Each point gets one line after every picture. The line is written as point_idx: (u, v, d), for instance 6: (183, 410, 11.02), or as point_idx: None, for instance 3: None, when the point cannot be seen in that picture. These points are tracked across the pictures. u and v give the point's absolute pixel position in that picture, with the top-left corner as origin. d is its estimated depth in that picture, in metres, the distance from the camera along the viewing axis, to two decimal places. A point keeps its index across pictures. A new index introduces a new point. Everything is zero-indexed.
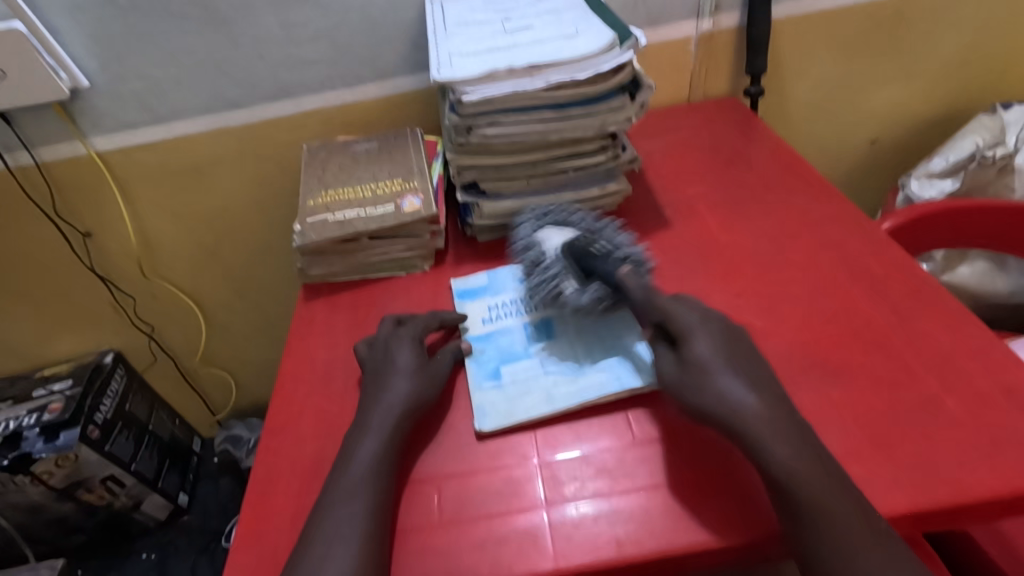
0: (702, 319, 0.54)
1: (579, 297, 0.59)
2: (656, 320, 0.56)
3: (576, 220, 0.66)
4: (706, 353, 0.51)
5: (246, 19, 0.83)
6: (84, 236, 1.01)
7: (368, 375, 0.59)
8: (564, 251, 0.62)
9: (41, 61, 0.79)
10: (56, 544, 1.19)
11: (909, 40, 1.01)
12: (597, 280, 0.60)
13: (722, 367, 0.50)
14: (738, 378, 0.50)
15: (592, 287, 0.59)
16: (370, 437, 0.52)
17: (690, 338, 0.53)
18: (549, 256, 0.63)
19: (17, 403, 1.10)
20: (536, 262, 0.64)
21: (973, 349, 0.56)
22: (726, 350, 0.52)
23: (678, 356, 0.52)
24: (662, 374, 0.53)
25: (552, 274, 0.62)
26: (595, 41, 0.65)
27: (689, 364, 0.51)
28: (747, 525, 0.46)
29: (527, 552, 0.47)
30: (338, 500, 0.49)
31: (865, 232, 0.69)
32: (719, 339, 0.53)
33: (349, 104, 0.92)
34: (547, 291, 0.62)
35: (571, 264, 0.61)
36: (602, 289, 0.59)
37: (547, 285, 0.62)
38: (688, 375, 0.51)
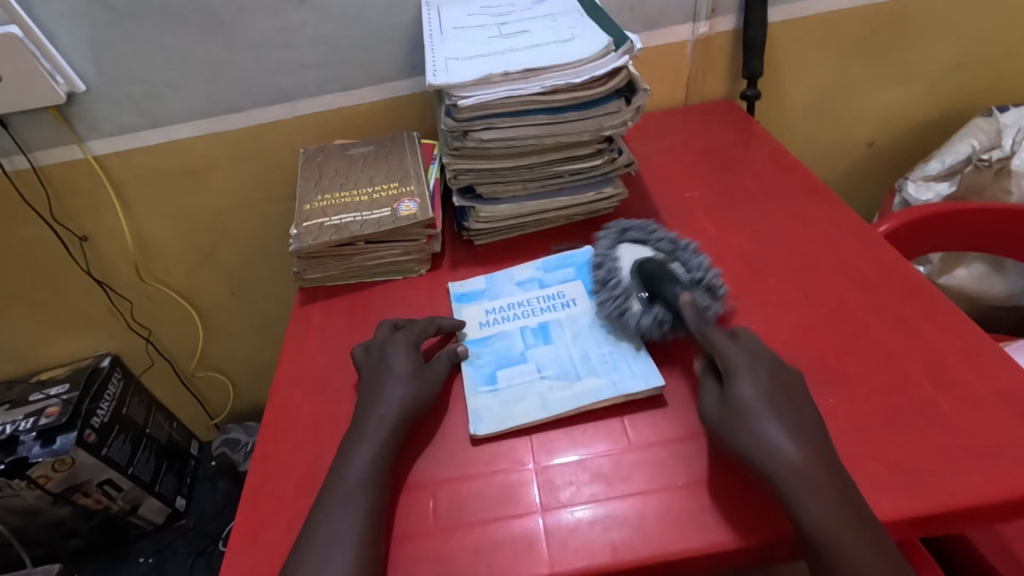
0: (751, 358, 0.52)
1: (640, 318, 0.59)
2: (711, 354, 0.54)
3: (653, 238, 0.66)
4: (751, 395, 0.49)
5: (242, 22, 0.83)
6: (80, 239, 1.01)
7: (365, 379, 0.59)
8: (636, 267, 0.62)
9: (38, 65, 0.79)
10: (52, 548, 1.19)
11: (906, 43, 1.01)
12: (661, 303, 0.59)
13: (767, 413, 0.48)
14: (781, 424, 0.47)
15: (654, 308, 0.59)
16: (366, 442, 0.52)
17: (736, 377, 0.51)
18: (619, 272, 0.63)
19: (13, 407, 1.10)
20: (604, 276, 0.64)
21: (968, 353, 0.56)
22: (772, 393, 0.49)
23: (722, 393, 0.51)
24: (705, 409, 0.51)
25: (615, 292, 0.62)
26: (590, 45, 0.66)
27: (732, 406, 0.49)
28: (744, 529, 0.46)
29: (523, 558, 0.47)
30: (333, 505, 0.49)
31: (861, 235, 0.69)
32: (766, 381, 0.50)
33: (346, 107, 0.92)
34: (610, 307, 0.62)
35: (641, 282, 0.61)
36: (664, 313, 0.58)
37: (612, 299, 0.62)
38: (731, 416, 0.49)
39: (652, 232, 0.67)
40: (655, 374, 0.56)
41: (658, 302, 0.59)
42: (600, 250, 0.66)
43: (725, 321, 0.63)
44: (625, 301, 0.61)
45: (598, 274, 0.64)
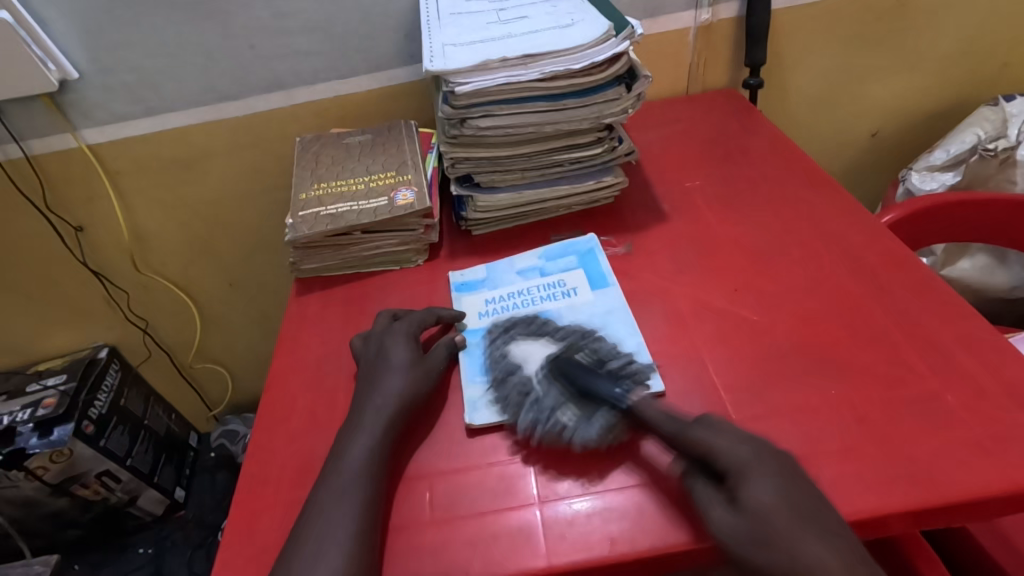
0: (744, 448, 0.45)
1: (586, 430, 0.50)
2: (693, 459, 0.46)
3: (547, 327, 0.60)
4: (769, 501, 0.42)
5: (237, 8, 0.82)
6: (75, 230, 1.00)
7: (363, 370, 0.59)
8: (551, 368, 0.54)
9: (29, 52, 0.78)
10: (51, 539, 1.19)
11: (911, 31, 0.99)
12: (598, 408, 0.51)
13: (796, 528, 0.41)
14: (816, 537, 0.40)
15: (594, 418, 0.51)
16: (363, 433, 0.52)
17: (746, 480, 0.43)
18: (533, 379, 0.54)
19: (10, 398, 1.09)
20: (518, 387, 0.54)
21: (973, 344, 0.55)
22: (790, 490, 0.43)
23: (730, 504, 0.43)
24: (715, 524, 0.43)
25: (543, 406, 0.52)
26: (590, 31, 0.64)
27: (747, 518, 0.42)
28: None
29: (520, 550, 0.46)
30: (330, 496, 0.48)
31: (865, 225, 0.68)
32: (780, 481, 0.43)
33: (343, 96, 0.91)
34: (543, 425, 0.51)
35: (564, 382, 0.54)
36: (608, 416, 0.51)
37: (539, 414, 0.52)
38: (755, 529, 0.41)
39: (541, 323, 0.60)
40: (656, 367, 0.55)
41: (596, 404, 0.52)
42: (497, 360, 0.57)
43: (726, 312, 0.62)
44: (556, 412, 0.52)
45: (509, 390, 0.54)
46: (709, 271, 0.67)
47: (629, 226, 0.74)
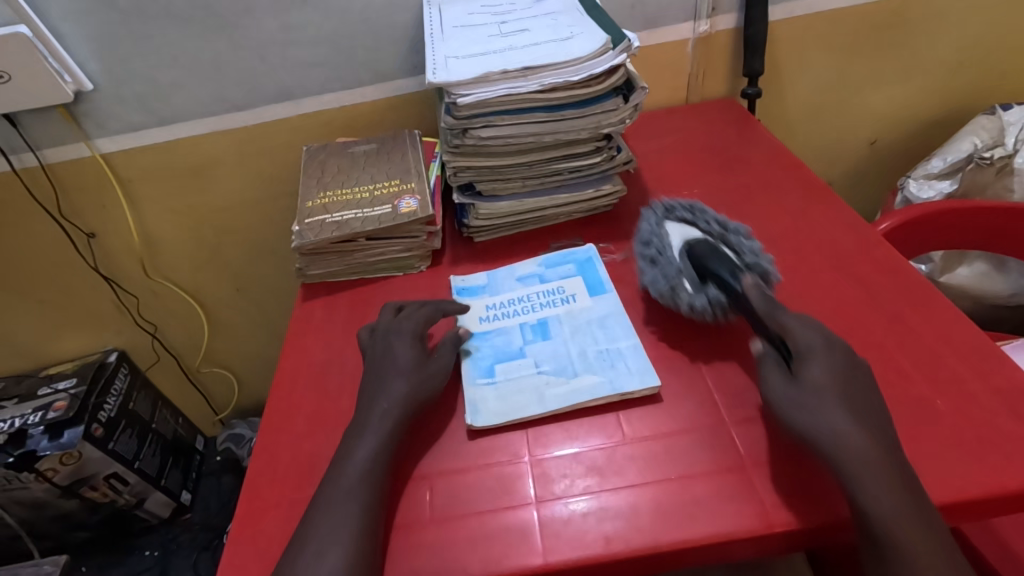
0: (816, 334, 0.53)
1: (695, 299, 0.60)
2: (773, 336, 0.54)
3: (703, 217, 0.66)
4: (821, 377, 0.49)
5: (246, 22, 0.85)
6: (88, 236, 1.02)
7: (367, 368, 0.60)
8: (688, 249, 0.63)
9: (46, 64, 0.81)
10: (60, 541, 1.20)
11: (909, 41, 1.01)
12: (716, 285, 0.60)
13: (835, 399, 0.48)
14: (849, 413, 0.47)
15: (709, 291, 0.59)
16: (366, 434, 0.53)
17: (807, 360, 0.51)
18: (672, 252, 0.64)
19: (22, 401, 1.11)
20: (655, 253, 0.65)
21: (964, 350, 0.56)
22: (845, 381, 0.49)
23: (790, 376, 0.51)
24: (767, 388, 0.51)
25: (670, 273, 0.62)
26: (589, 43, 0.66)
27: (804, 388, 0.49)
28: (740, 524, 0.47)
29: (517, 548, 0.47)
30: (334, 496, 0.49)
31: (860, 233, 0.70)
32: (840, 365, 0.50)
33: (349, 106, 0.93)
34: (661, 285, 0.62)
35: (692, 264, 0.62)
36: (719, 296, 0.59)
37: (663, 279, 0.62)
38: (803, 400, 0.49)
39: (701, 213, 0.67)
40: (652, 374, 0.57)
41: (714, 285, 0.60)
42: (648, 227, 0.67)
43: None
44: (677, 281, 0.61)
45: (650, 251, 0.65)
46: None
47: (627, 234, 0.75)
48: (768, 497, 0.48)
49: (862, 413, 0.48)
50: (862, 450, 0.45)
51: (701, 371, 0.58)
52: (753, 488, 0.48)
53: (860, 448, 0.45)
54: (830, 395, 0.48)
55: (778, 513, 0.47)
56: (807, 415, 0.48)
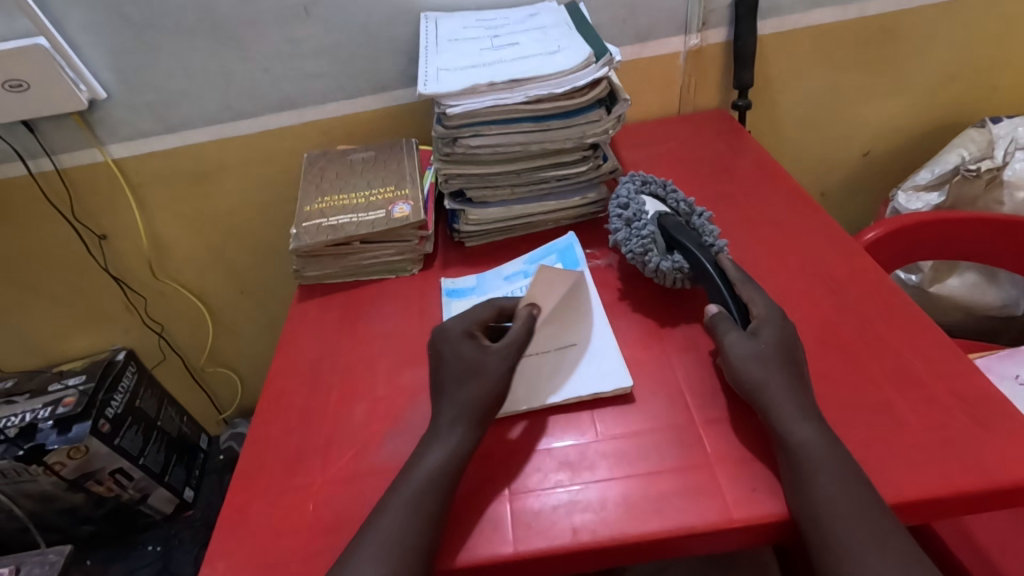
0: (770, 308, 0.59)
1: (663, 262, 0.65)
2: (730, 305, 0.60)
3: (673, 195, 0.72)
4: (772, 338, 0.56)
5: (252, 34, 0.88)
6: (99, 237, 1.06)
7: (438, 374, 0.58)
8: (658, 221, 0.69)
9: (63, 74, 0.85)
10: (67, 534, 1.24)
11: (900, 55, 1.02)
12: (681, 253, 0.65)
13: (766, 361, 0.54)
14: (777, 370, 0.54)
15: (675, 256, 0.65)
16: (444, 443, 0.53)
17: (762, 323, 0.58)
18: (645, 217, 0.69)
19: (33, 396, 1.15)
20: (630, 217, 0.69)
21: (930, 356, 0.58)
22: (786, 344, 0.56)
23: (752, 338, 0.56)
24: (733, 349, 0.56)
25: (643, 235, 0.67)
26: (573, 57, 0.69)
27: (744, 349, 0.55)
28: (697, 520, 0.48)
29: (488, 537, 0.49)
30: (398, 499, 0.50)
31: (839, 242, 0.71)
32: (783, 330, 0.57)
33: (350, 114, 0.97)
34: (633, 246, 0.67)
35: (663, 233, 0.67)
36: (683, 261, 0.65)
37: (638, 242, 0.67)
38: (757, 352, 0.55)
39: (672, 191, 0.73)
40: (625, 376, 0.59)
41: (681, 253, 0.65)
42: (626, 193, 0.72)
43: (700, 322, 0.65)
44: (648, 246, 0.66)
45: (626, 213, 0.70)
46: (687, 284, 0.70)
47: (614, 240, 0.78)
48: (725, 494, 0.50)
49: (795, 370, 0.54)
50: (813, 455, 0.49)
51: (674, 373, 0.60)
52: (717, 485, 0.50)
53: (795, 425, 0.50)
54: (772, 358, 0.54)
55: (740, 507, 0.49)
56: (748, 368, 0.54)
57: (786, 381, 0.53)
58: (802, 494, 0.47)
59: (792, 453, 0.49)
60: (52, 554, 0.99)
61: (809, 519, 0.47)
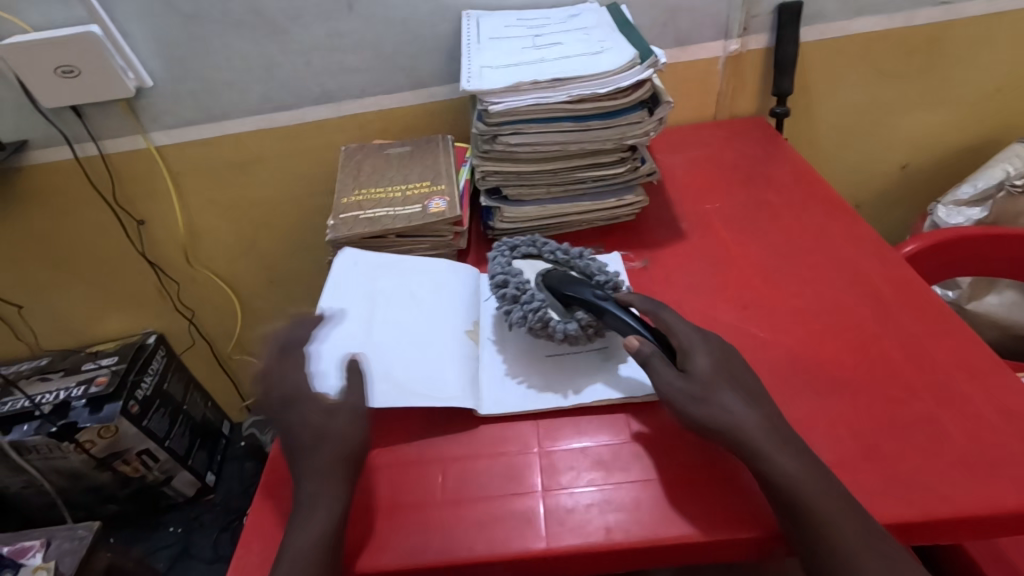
0: (689, 330, 0.57)
1: (566, 328, 0.60)
2: (652, 335, 0.57)
3: (545, 245, 0.69)
4: (707, 366, 0.54)
5: (297, 28, 0.90)
6: (138, 223, 1.09)
7: (296, 445, 0.53)
8: (544, 281, 0.64)
9: (113, 62, 0.87)
10: (91, 511, 1.28)
11: (943, 66, 1.00)
12: (581, 307, 0.61)
13: (721, 385, 0.53)
14: (738, 396, 0.52)
15: (577, 314, 0.61)
16: (320, 503, 0.50)
17: (689, 355, 0.55)
18: (529, 286, 0.64)
19: (66, 375, 1.18)
20: (513, 294, 0.64)
21: (975, 372, 0.57)
22: (723, 365, 0.55)
23: (681, 372, 0.54)
24: (669, 388, 0.53)
25: (535, 306, 0.62)
26: (617, 58, 0.69)
27: (698, 379, 0.53)
28: (724, 520, 0.49)
29: (521, 532, 0.50)
30: (292, 552, 0.47)
31: (880, 253, 0.70)
32: (718, 354, 0.55)
33: (387, 109, 0.98)
34: (532, 321, 0.61)
35: (554, 294, 0.63)
36: (587, 315, 0.61)
37: (532, 319, 0.61)
38: (696, 393, 0.52)
39: (544, 243, 0.69)
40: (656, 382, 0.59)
41: (579, 308, 0.61)
42: (499, 269, 0.66)
43: (734, 326, 0.65)
44: (544, 313, 0.61)
45: (509, 291, 0.64)
46: (722, 288, 0.70)
47: (649, 243, 0.78)
48: (742, 505, 0.49)
49: (744, 394, 0.53)
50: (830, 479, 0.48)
51: None
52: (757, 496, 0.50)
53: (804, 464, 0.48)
54: (718, 386, 0.53)
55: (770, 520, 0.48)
56: (703, 407, 0.51)
57: (743, 406, 0.51)
58: (811, 522, 0.46)
59: (778, 490, 0.47)
60: (81, 530, 1.00)
61: (810, 544, 0.46)
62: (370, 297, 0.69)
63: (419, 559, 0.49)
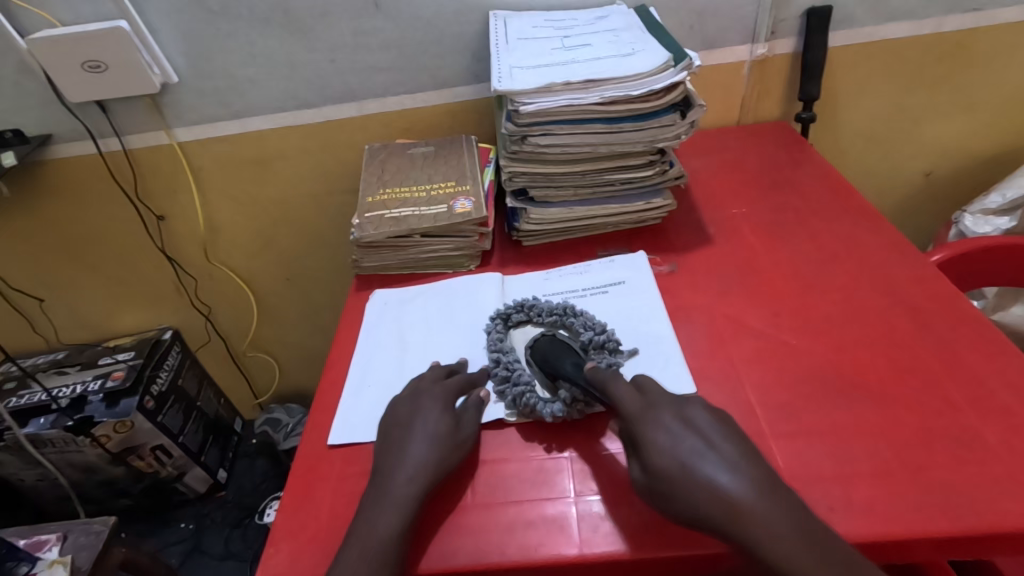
0: (641, 400, 0.51)
1: (549, 408, 0.56)
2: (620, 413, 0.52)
3: (536, 310, 0.66)
4: (669, 448, 0.48)
5: (323, 26, 0.90)
6: (158, 218, 1.09)
7: (401, 446, 0.54)
8: (533, 353, 0.61)
9: (139, 57, 0.87)
10: (104, 505, 1.28)
11: (973, 74, 0.99)
12: (564, 383, 0.57)
13: (694, 463, 0.47)
14: (718, 468, 0.46)
15: (560, 392, 0.57)
16: (392, 503, 0.49)
17: (648, 434, 0.49)
18: (516, 364, 0.61)
19: (83, 369, 1.18)
20: (504, 369, 0.60)
21: (1015, 383, 0.56)
22: (692, 435, 0.48)
23: (644, 459, 0.49)
24: (637, 479, 0.49)
25: (518, 387, 0.58)
26: (650, 60, 0.68)
27: (660, 465, 0.47)
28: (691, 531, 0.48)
29: (553, 538, 0.49)
30: (352, 553, 0.47)
31: (912, 261, 0.69)
32: (678, 426, 0.49)
33: (410, 109, 0.98)
34: (517, 404, 0.58)
35: (540, 370, 0.60)
36: (569, 391, 0.56)
37: (517, 395, 0.58)
38: (663, 487, 0.47)
39: (533, 307, 0.66)
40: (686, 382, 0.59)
41: (563, 384, 0.57)
42: (492, 343, 0.64)
43: (765, 333, 0.64)
44: (526, 393, 0.58)
45: (497, 371, 0.61)
46: (752, 294, 0.69)
47: (675, 247, 0.77)
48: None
49: (726, 464, 0.47)
50: None
51: (741, 385, 0.59)
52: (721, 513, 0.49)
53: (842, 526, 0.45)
54: (688, 472, 0.46)
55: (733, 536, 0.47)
56: (679, 495, 0.46)
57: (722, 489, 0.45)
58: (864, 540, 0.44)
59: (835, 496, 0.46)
60: (97, 524, 0.99)
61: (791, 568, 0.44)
62: (401, 324, 0.72)
63: (450, 564, 0.48)
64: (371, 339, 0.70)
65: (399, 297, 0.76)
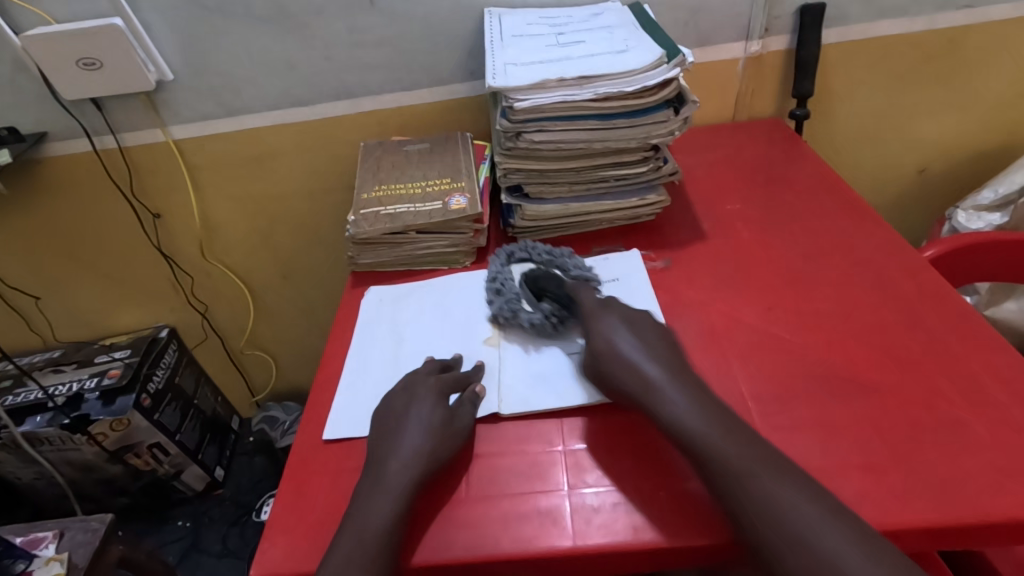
0: (611, 309, 0.61)
1: (530, 316, 0.65)
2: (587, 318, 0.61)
3: (535, 248, 0.73)
4: (624, 346, 0.57)
5: (318, 24, 0.90)
6: (154, 216, 1.09)
7: (396, 439, 0.54)
8: (524, 277, 0.69)
9: (134, 55, 0.87)
10: (102, 504, 1.29)
11: (965, 71, 1.00)
12: (549, 299, 0.66)
13: (642, 358, 0.55)
14: (660, 365, 0.55)
15: (543, 304, 0.65)
16: (384, 495, 0.50)
17: (608, 332, 0.58)
18: (511, 282, 0.69)
19: (79, 367, 1.18)
20: (498, 283, 0.69)
21: (1004, 377, 0.56)
22: (644, 339, 0.57)
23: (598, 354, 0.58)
24: (591, 370, 0.58)
25: (509, 297, 0.67)
26: (643, 57, 0.69)
27: (616, 359, 0.56)
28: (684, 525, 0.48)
29: (547, 530, 0.49)
30: (346, 546, 0.47)
31: (904, 257, 0.70)
32: (634, 330, 0.58)
33: (405, 106, 0.98)
34: (504, 311, 0.66)
35: (529, 288, 0.68)
36: (551, 306, 0.65)
37: (505, 304, 0.67)
38: (613, 372, 0.56)
39: (533, 247, 0.73)
40: None
41: (547, 300, 0.66)
42: (493, 268, 0.72)
43: (759, 328, 0.64)
44: (514, 303, 0.67)
45: (493, 284, 0.69)
46: (745, 289, 0.69)
47: (669, 243, 0.77)
48: (714, 510, 0.49)
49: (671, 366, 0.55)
50: None
51: (734, 380, 0.60)
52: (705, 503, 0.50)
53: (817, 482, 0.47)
54: (637, 362, 0.55)
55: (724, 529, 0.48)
56: (627, 382, 0.55)
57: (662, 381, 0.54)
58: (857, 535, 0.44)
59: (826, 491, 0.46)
60: (95, 521, 1.00)
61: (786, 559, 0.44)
62: (395, 321, 0.72)
63: (445, 556, 0.49)
64: (365, 336, 0.70)
65: (394, 294, 0.76)
